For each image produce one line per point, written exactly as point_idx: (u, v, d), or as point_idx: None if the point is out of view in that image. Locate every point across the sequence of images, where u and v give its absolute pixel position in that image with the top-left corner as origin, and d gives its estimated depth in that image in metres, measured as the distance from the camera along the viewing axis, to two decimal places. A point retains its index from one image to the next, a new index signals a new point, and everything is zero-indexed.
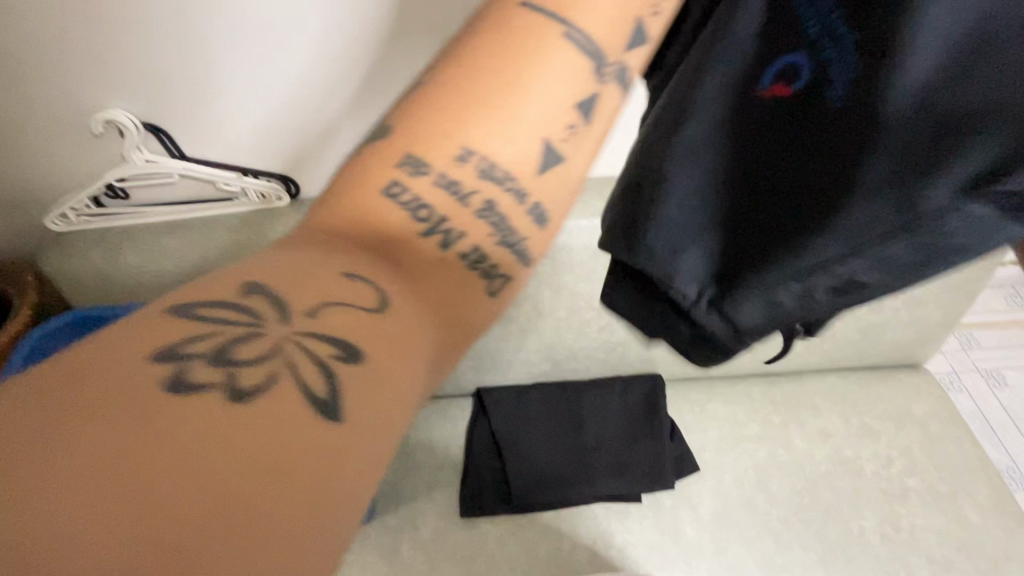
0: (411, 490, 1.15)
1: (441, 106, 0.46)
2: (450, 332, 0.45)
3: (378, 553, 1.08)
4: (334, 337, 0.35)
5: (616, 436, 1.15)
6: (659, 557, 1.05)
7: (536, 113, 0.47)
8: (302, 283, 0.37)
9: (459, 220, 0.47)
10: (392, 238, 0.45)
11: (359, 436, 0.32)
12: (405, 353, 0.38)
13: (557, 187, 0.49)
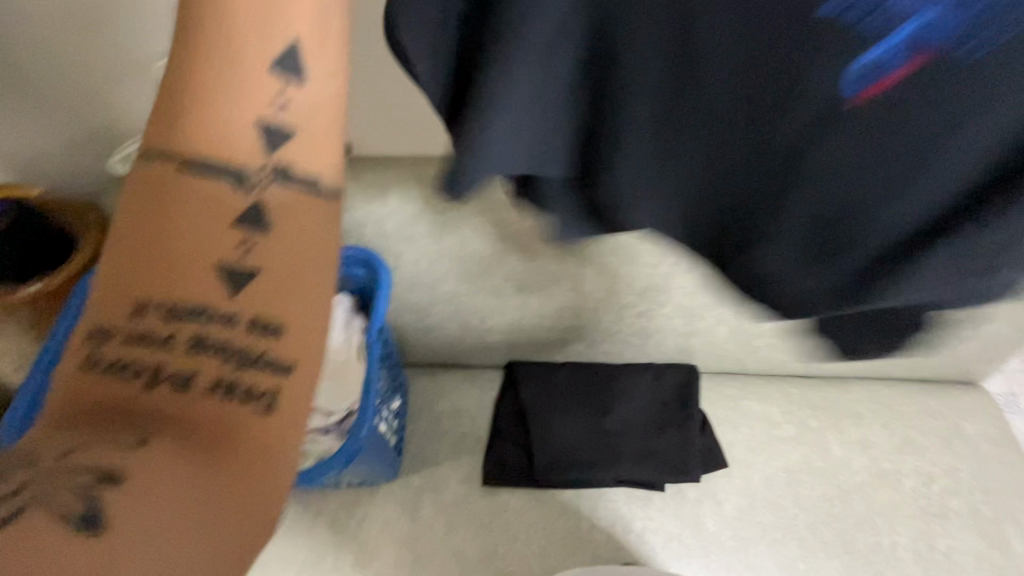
0: (436, 454, 1.17)
1: (126, 274, 0.39)
2: (254, 465, 0.38)
3: (401, 510, 1.11)
4: (100, 460, 0.35)
5: (644, 423, 1.13)
6: (675, 547, 1.05)
7: (190, 262, 0.39)
8: (77, 428, 0.37)
9: (195, 356, 0.39)
10: (109, 393, 0.38)
11: (160, 529, 0.34)
12: (174, 479, 0.35)
13: (271, 264, 0.40)
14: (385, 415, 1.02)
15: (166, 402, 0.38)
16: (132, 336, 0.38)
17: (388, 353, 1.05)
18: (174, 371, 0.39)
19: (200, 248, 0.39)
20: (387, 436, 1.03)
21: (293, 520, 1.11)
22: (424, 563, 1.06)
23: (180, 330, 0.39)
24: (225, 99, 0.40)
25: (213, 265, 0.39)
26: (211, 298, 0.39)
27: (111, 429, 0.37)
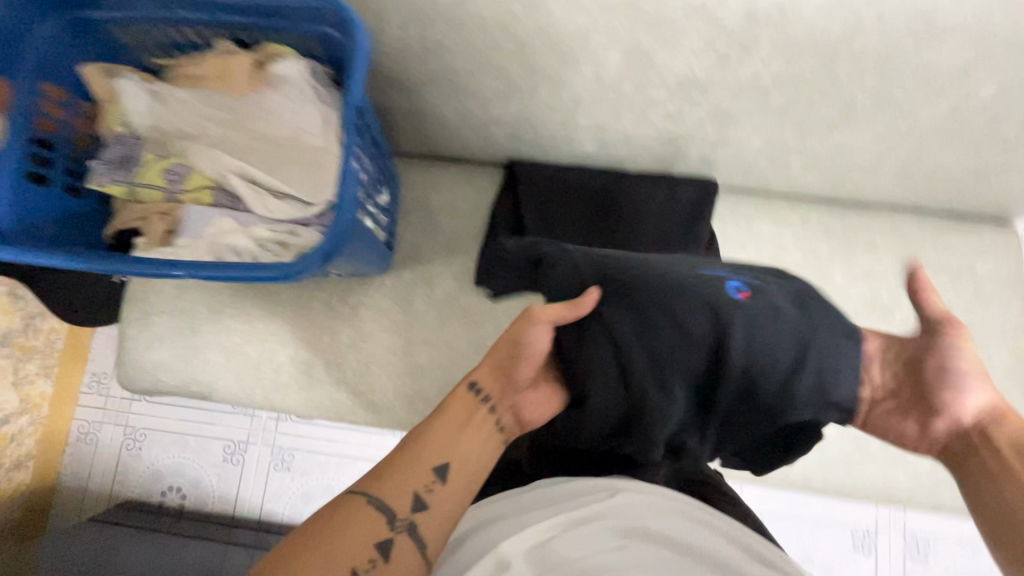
0: (429, 251, 1.14)
1: (391, 467, 0.63)
2: (446, 513, 0.63)
3: (394, 302, 1.13)
4: (369, 537, 0.59)
5: (649, 234, 1.04)
6: None
7: (459, 415, 0.69)
8: (354, 513, 0.60)
9: (419, 480, 0.63)
10: (413, 460, 0.64)
11: (411, 556, 0.60)
12: (415, 529, 0.61)
13: (436, 524, 0.62)
14: (371, 209, 0.91)
15: (388, 507, 0.60)
16: (420, 431, 0.67)
17: (373, 139, 0.89)
18: (400, 494, 0.62)
19: (451, 414, 0.69)
20: (375, 233, 0.95)
21: (288, 302, 1.14)
22: (416, 349, 1.12)
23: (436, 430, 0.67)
24: (430, 450, 0.66)
25: (412, 488, 0.62)
26: (453, 429, 0.68)
27: (358, 524, 0.59)
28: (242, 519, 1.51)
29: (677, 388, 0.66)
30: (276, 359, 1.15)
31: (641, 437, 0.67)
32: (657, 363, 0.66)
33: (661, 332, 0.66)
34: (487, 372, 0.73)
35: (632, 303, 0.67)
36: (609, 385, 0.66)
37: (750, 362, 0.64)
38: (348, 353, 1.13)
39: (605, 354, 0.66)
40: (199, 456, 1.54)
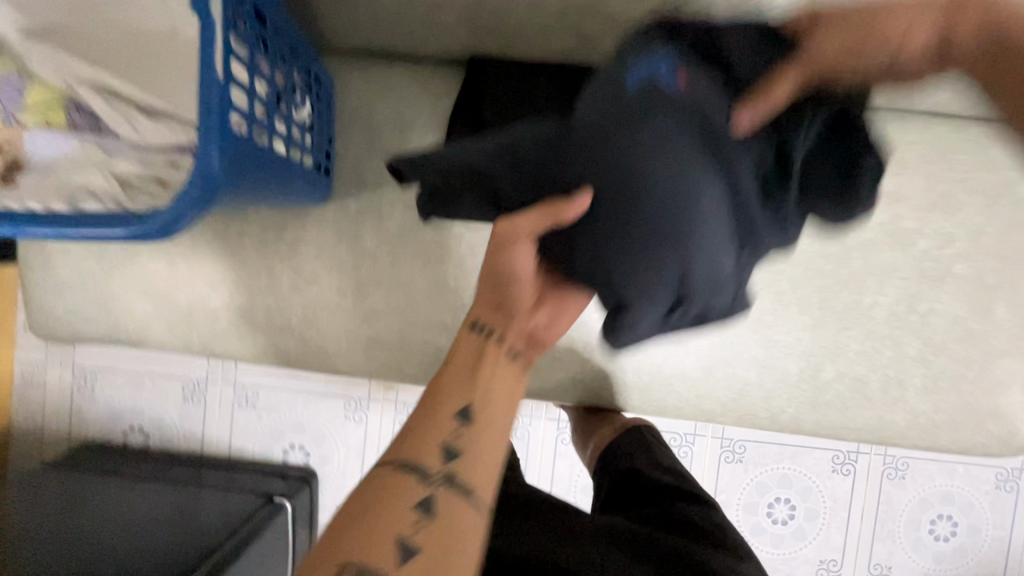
0: (376, 175, 0.95)
1: (422, 424, 0.62)
2: (489, 448, 0.62)
3: (337, 237, 0.96)
4: (415, 491, 0.57)
5: None
6: None
7: (472, 355, 0.67)
8: (394, 469, 0.59)
9: (456, 423, 0.62)
10: (436, 402, 0.63)
11: (464, 493, 0.59)
12: (460, 470, 0.60)
13: (477, 448, 0.61)
14: (282, 129, 0.71)
15: (425, 454, 0.60)
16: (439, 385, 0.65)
17: (269, 30, 0.67)
18: (440, 443, 0.61)
19: (463, 355, 0.67)
20: (292, 160, 0.76)
21: (214, 239, 0.97)
22: (368, 292, 0.97)
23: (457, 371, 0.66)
24: (451, 391, 0.64)
25: (448, 434, 0.61)
26: (473, 373, 0.66)
27: (407, 478, 0.58)
28: (210, 457, 1.46)
29: (703, 206, 0.55)
30: (209, 304, 1.00)
31: (694, 260, 0.56)
32: (674, 204, 0.54)
33: (659, 157, 0.54)
34: (492, 308, 0.70)
35: (608, 152, 0.55)
36: (627, 247, 0.55)
37: (732, 152, 0.57)
38: (290, 296, 0.99)
39: (598, 215, 0.56)
40: (157, 396, 1.45)
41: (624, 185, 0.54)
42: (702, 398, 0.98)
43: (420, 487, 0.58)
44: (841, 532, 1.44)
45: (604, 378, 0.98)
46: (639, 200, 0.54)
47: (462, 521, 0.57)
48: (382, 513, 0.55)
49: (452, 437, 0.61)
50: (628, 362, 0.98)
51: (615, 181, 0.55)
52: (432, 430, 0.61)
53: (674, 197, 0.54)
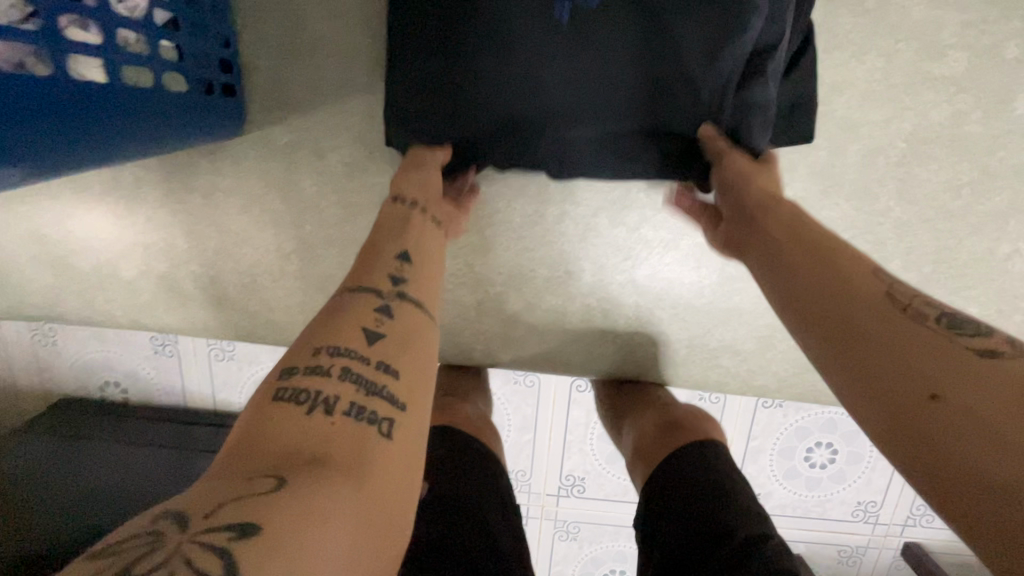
0: (302, 92, 0.66)
1: (268, 428, 0.33)
2: (373, 492, 0.32)
3: (265, 183, 0.70)
4: (239, 518, 0.27)
5: (649, 64, 0.51)
6: (684, 247, 0.69)
7: (386, 257, 0.48)
8: (213, 488, 0.29)
9: (330, 444, 0.33)
10: (343, 314, 0.41)
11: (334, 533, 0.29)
12: (329, 500, 0.30)
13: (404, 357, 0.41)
14: (92, 34, 0.42)
15: (340, 351, 0.38)
16: (302, 370, 0.37)
17: None
18: (298, 459, 0.32)
19: (348, 340, 0.39)
20: (139, 85, 0.47)
21: (108, 190, 0.73)
22: (318, 254, 0.74)
23: (331, 361, 0.38)
24: (366, 275, 0.46)
25: (360, 329, 0.40)
26: (365, 370, 0.38)
27: (234, 487, 0.29)
28: (197, 410, 1.34)
29: (658, 52, 0.50)
30: (123, 273, 0.78)
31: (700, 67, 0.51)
32: (625, 63, 0.51)
33: (584, 40, 0.50)
34: (383, 265, 0.47)
35: (526, 59, 0.51)
36: (603, 91, 0.52)
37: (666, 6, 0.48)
38: (220, 263, 0.76)
39: (548, 102, 0.52)
40: (125, 348, 1.30)
41: (566, 79, 0.51)
42: (756, 375, 0.77)
43: (263, 496, 0.28)
44: (886, 476, 1.30)
45: (630, 354, 0.77)
46: (586, 80, 0.52)
47: (356, 500, 0.31)
48: (287, 434, 0.33)
49: (321, 455, 0.32)
50: (662, 337, 0.75)
51: (551, 80, 0.51)
52: (343, 328, 0.40)
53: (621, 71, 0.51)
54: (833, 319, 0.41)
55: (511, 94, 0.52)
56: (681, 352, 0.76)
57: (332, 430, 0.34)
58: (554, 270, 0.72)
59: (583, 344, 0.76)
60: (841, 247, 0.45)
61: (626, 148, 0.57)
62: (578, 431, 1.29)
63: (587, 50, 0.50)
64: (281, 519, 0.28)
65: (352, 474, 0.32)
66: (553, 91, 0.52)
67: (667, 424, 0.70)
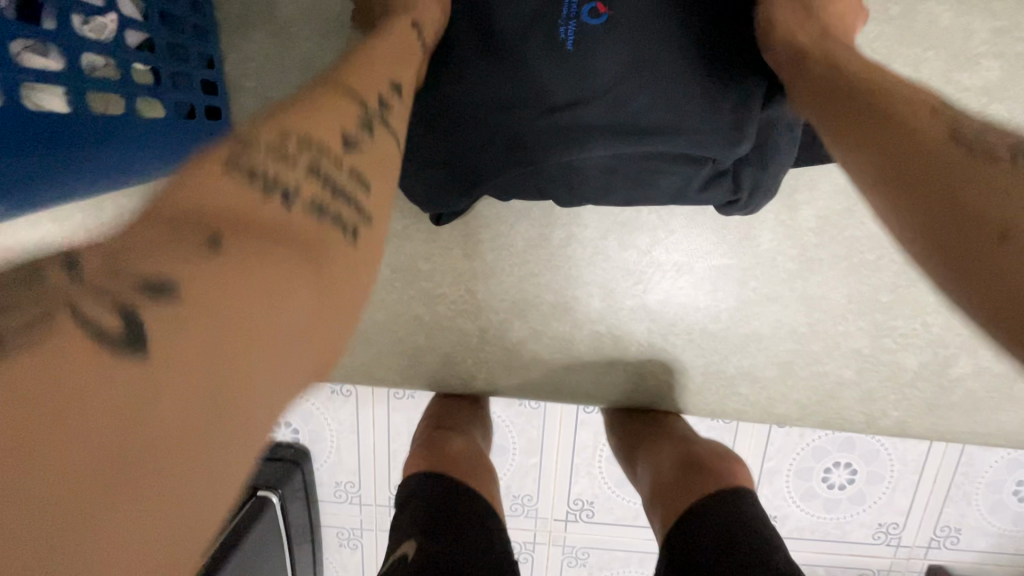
0: None
1: (197, 192, 0.26)
2: (327, 301, 0.26)
3: None
4: (130, 288, 0.20)
5: (671, 87, 0.48)
6: (699, 271, 0.65)
7: (376, 71, 0.39)
8: (129, 244, 0.22)
9: (273, 231, 0.26)
10: (320, 108, 0.33)
11: (273, 335, 0.23)
12: (267, 294, 0.23)
13: (383, 177, 0.34)
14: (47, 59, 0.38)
15: (308, 141, 0.30)
16: (257, 150, 0.28)
17: None
18: (233, 231, 0.24)
19: (319, 132, 0.31)
20: (106, 117, 0.43)
21: None
22: None
23: (297, 155, 0.29)
24: (353, 79, 0.37)
25: (339, 129, 0.32)
26: (335, 176, 0.30)
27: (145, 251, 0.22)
28: None
29: (681, 75, 0.48)
30: None
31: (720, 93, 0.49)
32: (645, 80, 0.48)
33: (602, 55, 0.48)
34: (370, 82, 0.38)
35: (538, 72, 0.49)
36: (618, 109, 0.49)
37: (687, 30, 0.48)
38: None
39: (558, 117, 0.50)
40: None
41: (580, 93, 0.49)
42: (776, 403, 0.72)
43: (187, 269, 0.22)
44: (908, 495, 1.24)
45: (643, 383, 0.72)
46: (601, 94, 0.49)
47: (287, 309, 0.24)
48: (217, 207, 0.25)
49: (251, 234, 0.25)
50: (676, 365, 0.71)
51: (562, 95, 0.49)
52: (318, 119, 0.32)
53: (638, 89, 0.49)
54: (917, 175, 0.35)
55: (520, 111, 0.50)
56: (697, 380, 0.72)
57: (277, 223, 0.27)
58: (561, 296, 0.68)
59: (592, 373, 0.72)
60: (934, 140, 0.36)
61: (636, 175, 0.54)
62: (586, 454, 1.25)
63: (605, 67, 0.48)
64: (181, 308, 0.20)
65: (293, 276, 0.25)
66: (564, 106, 0.49)
67: (686, 463, 0.63)
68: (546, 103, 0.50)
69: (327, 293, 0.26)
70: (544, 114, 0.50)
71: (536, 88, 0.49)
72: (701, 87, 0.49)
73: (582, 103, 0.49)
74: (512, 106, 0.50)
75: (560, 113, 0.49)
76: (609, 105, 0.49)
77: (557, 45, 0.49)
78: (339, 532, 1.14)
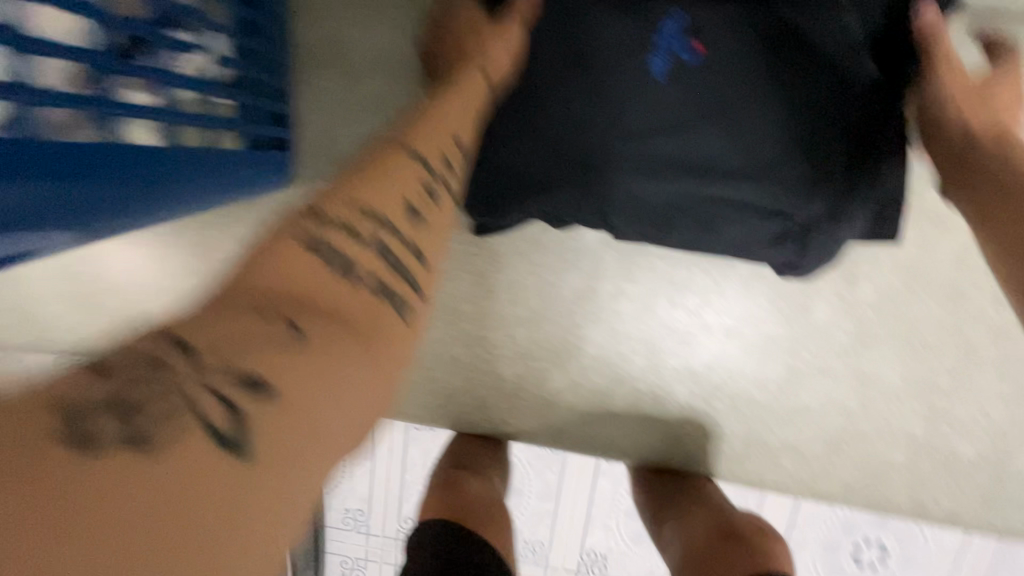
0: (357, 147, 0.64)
1: (270, 261, 0.26)
2: (382, 370, 0.26)
3: None
4: (238, 372, 0.21)
5: (747, 131, 0.49)
6: (749, 336, 0.64)
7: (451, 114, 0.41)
8: (216, 321, 0.23)
9: (345, 308, 0.27)
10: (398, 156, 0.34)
11: (344, 423, 0.23)
12: (338, 376, 0.23)
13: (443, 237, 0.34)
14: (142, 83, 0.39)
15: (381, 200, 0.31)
16: (337, 220, 0.29)
17: None
18: (310, 308, 0.25)
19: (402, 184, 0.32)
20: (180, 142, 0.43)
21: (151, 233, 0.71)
22: None
23: (371, 223, 0.30)
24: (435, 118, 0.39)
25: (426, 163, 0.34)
26: (401, 242, 0.30)
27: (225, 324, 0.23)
28: None
29: (757, 122, 0.49)
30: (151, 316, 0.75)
31: (796, 144, 0.49)
32: (718, 121, 0.50)
33: (681, 90, 0.50)
34: (447, 121, 0.39)
35: (615, 101, 0.51)
36: (688, 145, 0.50)
37: (771, 78, 0.49)
38: None
39: (627, 147, 0.51)
40: None
41: (652, 125, 0.51)
42: (818, 479, 0.69)
43: (270, 360, 0.22)
44: None
45: (679, 444, 0.70)
46: (672, 131, 0.50)
47: (359, 394, 0.24)
48: (297, 278, 0.26)
49: (325, 310, 0.26)
50: (718, 431, 0.69)
51: (634, 126, 0.51)
52: (395, 166, 0.33)
53: (710, 130, 0.50)
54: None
55: (591, 138, 0.51)
56: (737, 448, 0.69)
57: (348, 300, 0.27)
58: (606, 350, 0.67)
59: (629, 429, 0.70)
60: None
61: (701, 219, 0.53)
62: (604, 505, 1.21)
63: (682, 103, 0.50)
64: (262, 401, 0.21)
65: (365, 352, 0.25)
66: (634, 136, 0.51)
67: (727, 534, 0.60)
68: (616, 135, 0.51)
69: (392, 363, 0.26)
70: (612, 145, 0.51)
71: (610, 115, 0.51)
72: (778, 136, 0.49)
73: (650, 135, 0.51)
74: (585, 133, 0.51)
75: (628, 145, 0.51)
76: (678, 142, 0.50)
77: (636, 79, 0.50)
78: (342, 561, 1.07)
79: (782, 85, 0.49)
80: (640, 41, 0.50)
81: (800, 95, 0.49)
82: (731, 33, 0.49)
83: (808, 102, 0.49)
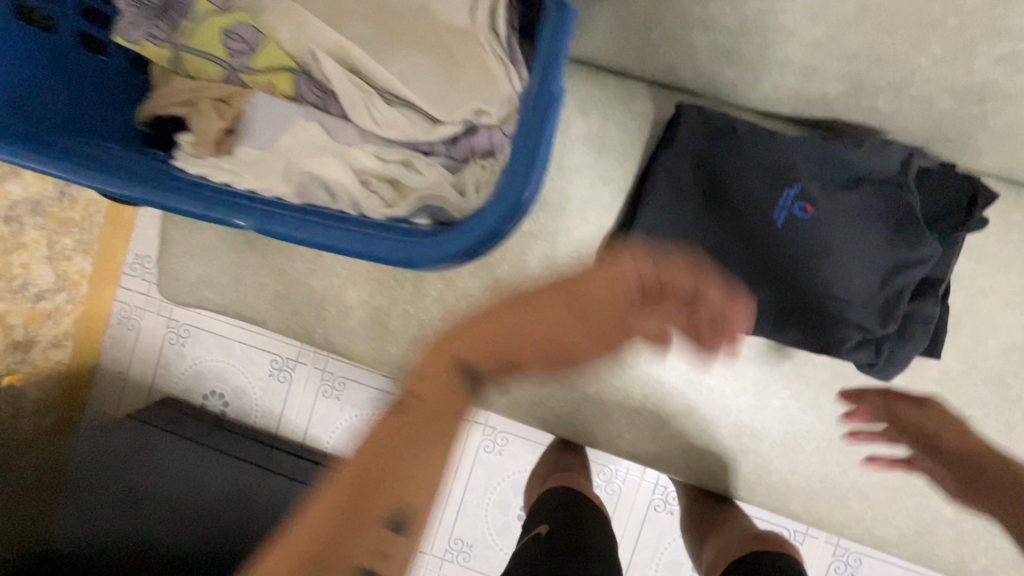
0: (559, 196, 0.84)
1: None
2: None
3: (502, 257, 0.86)
4: None
5: (837, 270, 0.73)
6: (837, 390, 0.82)
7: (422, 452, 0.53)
8: None
9: None
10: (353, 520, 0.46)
11: None
12: None
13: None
14: None
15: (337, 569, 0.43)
16: None
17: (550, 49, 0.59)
18: None
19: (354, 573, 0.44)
20: None
21: None
22: None
23: None
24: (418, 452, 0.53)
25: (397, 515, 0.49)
26: None
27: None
28: (283, 441, 1.37)
29: (844, 263, 0.73)
30: (345, 300, 0.91)
31: (869, 281, 0.73)
32: (817, 261, 0.73)
33: (792, 237, 0.74)
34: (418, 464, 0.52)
35: (748, 239, 0.75)
36: (797, 275, 0.74)
37: (854, 236, 0.73)
38: (434, 310, 0.89)
39: (756, 270, 0.74)
40: (242, 366, 1.38)
41: (772, 257, 0.74)
42: (878, 524, 0.83)
43: None
44: None
45: (766, 477, 0.84)
46: (787, 263, 0.74)
47: None
48: None
49: None
50: (802, 469, 0.83)
51: (759, 257, 0.75)
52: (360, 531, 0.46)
53: (813, 265, 0.73)
54: None
55: (727, 261, 0.76)
56: (815, 486, 0.84)
57: None
58: (722, 383, 0.84)
59: (727, 455, 0.85)
60: None
61: (805, 327, 0.75)
62: (645, 554, 1.29)
63: (794, 246, 0.74)
64: None
65: None
66: (760, 264, 0.74)
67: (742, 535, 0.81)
68: (748, 260, 0.75)
69: None
70: (745, 267, 0.75)
71: (744, 247, 0.75)
72: (857, 276, 0.73)
73: (771, 264, 0.74)
74: (725, 257, 0.76)
75: (757, 268, 0.74)
76: (792, 271, 0.74)
77: (762, 227, 0.75)
78: None
79: (860, 242, 0.73)
80: (765, 203, 0.75)
81: (871, 252, 0.72)
82: (828, 203, 0.74)
83: (878, 254, 0.72)
